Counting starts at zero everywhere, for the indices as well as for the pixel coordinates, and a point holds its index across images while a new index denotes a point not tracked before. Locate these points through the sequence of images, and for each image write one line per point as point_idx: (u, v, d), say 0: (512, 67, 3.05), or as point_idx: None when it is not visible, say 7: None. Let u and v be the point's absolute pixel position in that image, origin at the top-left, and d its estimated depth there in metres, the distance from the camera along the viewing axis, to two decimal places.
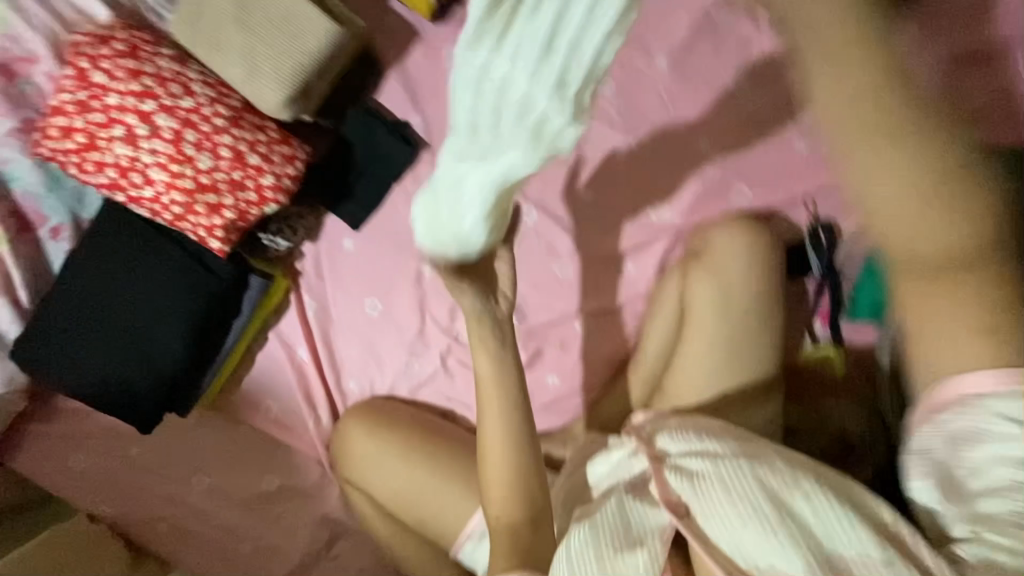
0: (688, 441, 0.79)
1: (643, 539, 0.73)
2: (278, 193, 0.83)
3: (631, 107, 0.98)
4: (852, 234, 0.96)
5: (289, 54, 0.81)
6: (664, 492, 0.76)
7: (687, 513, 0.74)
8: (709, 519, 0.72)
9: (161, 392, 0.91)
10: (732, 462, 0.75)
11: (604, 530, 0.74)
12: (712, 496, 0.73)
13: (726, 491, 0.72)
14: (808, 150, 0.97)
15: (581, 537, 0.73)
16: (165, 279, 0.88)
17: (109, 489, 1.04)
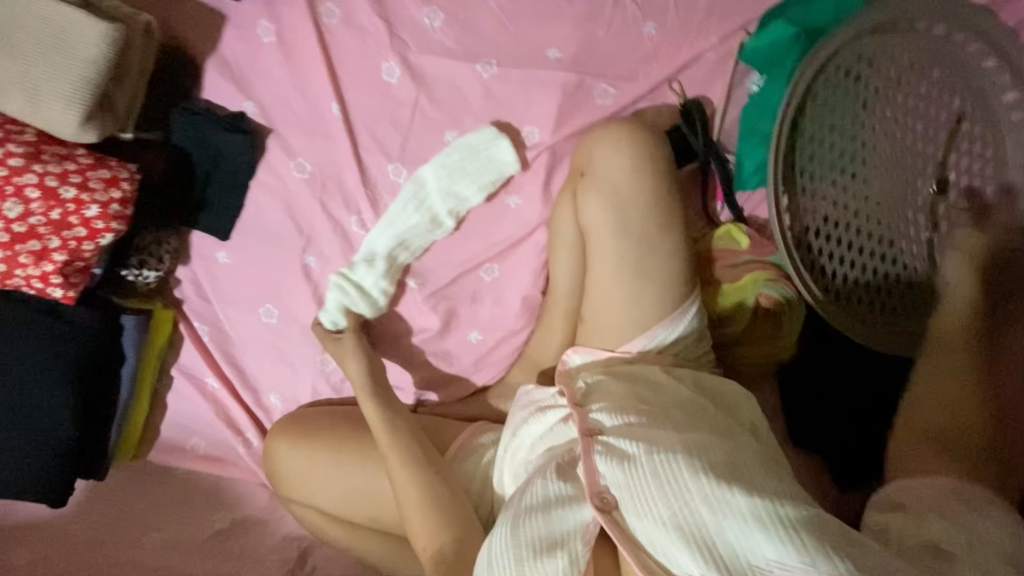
0: (622, 417, 0.77)
1: (564, 541, 0.71)
2: (110, 222, 0.77)
3: (469, 33, 0.92)
4: (721, 105, 0.94)
5: (70, 68, 0.74)
6: (593, 483, 0.73)
7: (615, 508, 0.72)
8: (638, 516, 0.70)
9: (57, 460, 0.85)
10: (664, 455, 0.72)
11: (524, 533, 0.72)
12: (641, 483, 0.71)
13: (660, 488, 0.70)
14: (660, 29, 0.92)
15: (503, 539, 0.74)
16: (22, 346, 0.82)
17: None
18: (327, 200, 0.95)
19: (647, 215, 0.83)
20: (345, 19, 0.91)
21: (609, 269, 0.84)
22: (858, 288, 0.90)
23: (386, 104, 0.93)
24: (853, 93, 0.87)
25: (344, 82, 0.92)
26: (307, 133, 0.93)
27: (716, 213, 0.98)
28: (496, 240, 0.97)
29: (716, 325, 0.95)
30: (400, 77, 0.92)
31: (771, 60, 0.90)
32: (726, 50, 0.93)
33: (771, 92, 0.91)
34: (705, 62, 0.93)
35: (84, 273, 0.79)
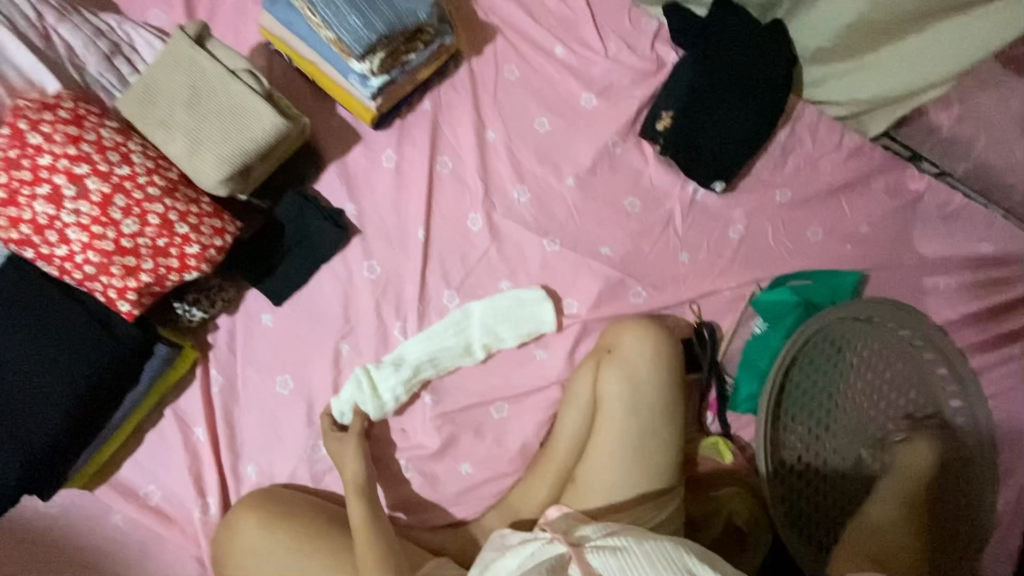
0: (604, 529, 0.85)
1: None
2: (200, 262, 0.86)
3: (546, 215, 1.12)
4: (728, 334, 1.11)
5: (234, 138, 0.88)
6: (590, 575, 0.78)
7: None
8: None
9: (23, 464, 0.83)
10: (651, 542, 0.81)
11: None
12: (637, 569, 0.78)
13: (651, 562, 0.78)
14: (692, 261, 1.14)
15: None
16: (57, 346, 0.84)
17: None
18: (381, 302, 1.05)
19: (655, 409, 0.95)
20: (454, 172, 1.11)
21: (611, 446, 0.94)
22: (814, 514, 1.02)
23: (461, 244, 1.09)
24: (835, 360, 1.07)
25: (434, 215, 1.09)
26: (389, 243, 1.07)
27: (706, 422, 1.08)
28: (513, 384, 1.06)
29: (690, 527, 1.01)
30: (481, 227, 1.10)
31: (775, 315, 1.09)
32: (741, 293, 1.13)
33: (771, 338, 1.09)
34: (723, 296, 1.12)
35: (154, 297, 0.85)
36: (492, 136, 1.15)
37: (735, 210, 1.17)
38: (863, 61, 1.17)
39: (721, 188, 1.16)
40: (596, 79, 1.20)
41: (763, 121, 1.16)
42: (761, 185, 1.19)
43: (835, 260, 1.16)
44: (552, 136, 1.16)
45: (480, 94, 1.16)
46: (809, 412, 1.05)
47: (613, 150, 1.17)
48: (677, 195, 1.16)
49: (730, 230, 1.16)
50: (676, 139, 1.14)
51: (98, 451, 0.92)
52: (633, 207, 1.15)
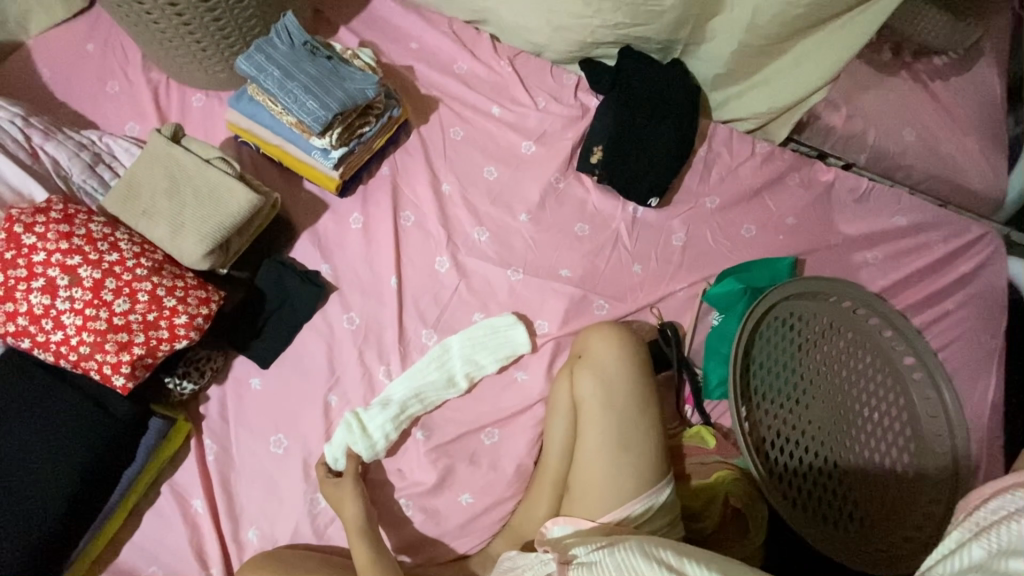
0: (593, 543, 0.87)
1: None
2: (189, 330, 0.92)
3: (506, 248, 1.23)
4: (690, 330, 1.20)
5: (212, 216, 0.97)
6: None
7: None
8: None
9: (19, 559, 0.83)
10: (620, 552, 0.80)
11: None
12: None
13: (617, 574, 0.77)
14: (645, 270, 1.24)
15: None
16: (50, 431, 0.87)
17: None
18: (364, 349, 1.11)
19: (633, 403, 1.00)
20: (417, 224, 1.22)
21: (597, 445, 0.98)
22: (800, 481, 1.08)
23: (433, 285, 1.18)
24: (791, 336, 1.15)
25: (404, 263, 1.19)
26: (365, 295, 1.15)
27: (687, 415, 1.15)
28: (500, 408, 1.11)
29: (690, 519, 1.05)
30: (449, 268, 1.19)
31: (726, 304, 1.19)
32: (694, 292, 1.23)
33: (728, 326, 1.18)
34: (678, 297, 1.22)
35: (147, 369, 0.90)
36: (448, 188, 1.27)
37: (674, 220, 1.30)
38: (756, 80, 1.35)
39: (657, 202, 1.29)
40: (532, 129, 1.35)
41: (682, 141, 1.31)
42: (693, 195, 1.33)
43: (771, 251, 1.29)
44: (500, 180, 1.29)
45: (431, 155, 1.30)
46: (777, 388, 1.13)
47: (557, 185, 1.30)
48: (621, 215, 1.29)
49: (673, 238, 1.28)
50: (610, 166, 1.28)
51: (96, 537, 0.93)
52: (583, 231, 1.26)
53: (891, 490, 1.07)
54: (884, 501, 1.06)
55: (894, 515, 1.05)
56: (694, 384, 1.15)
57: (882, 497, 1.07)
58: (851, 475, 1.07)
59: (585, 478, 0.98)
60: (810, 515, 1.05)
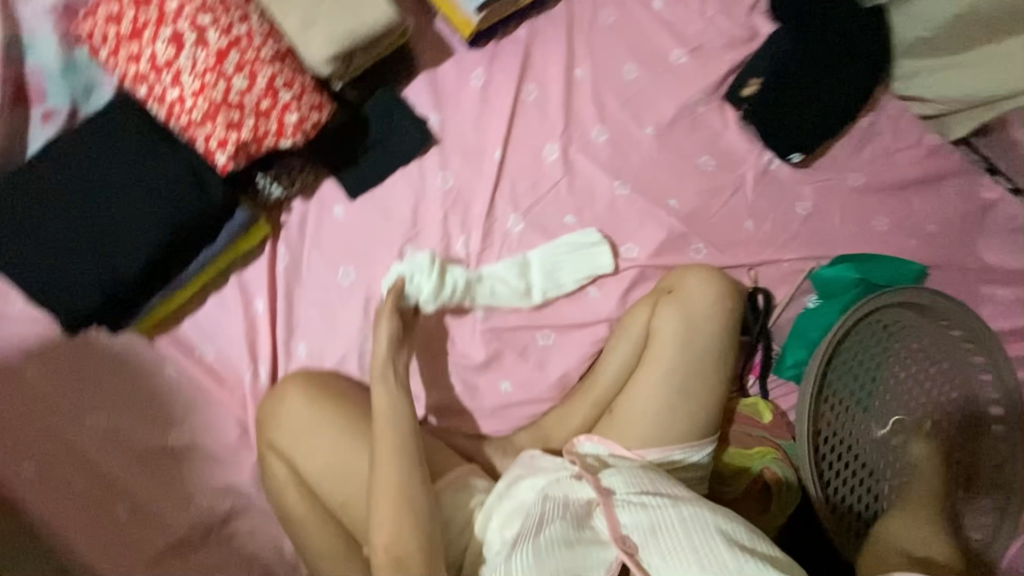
0: (636, 480, 0.85)
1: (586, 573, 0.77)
2: (296, 132, 0.88)
3: (621, 157, 1.14)
4: (783, 303, 1.11)
5: (347, 20, 0.90)
6: (615, 529, 0.79)
7: (636, 554, 0.77)
8: (659, 558, 0.76)
9: (92, 295, 0.86)
10: (691, 509, 0.81)
11: (553, 563, 0.76)
12: (671, 533, 0.78)
13: (686, 531, 0.78)
14: (757, 228, 1.14)
15: (526, 562, 0.77)
16: (147, 187, 0.87)
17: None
18: (450, 213, 1.07)
19: (707, 352, 0.97)
20: (538, 102, 1.13)
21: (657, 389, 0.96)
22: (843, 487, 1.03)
23: (535, 172, 1.11)
24: (884, 343, 1.06)
25: (512, 138, 1.11)
26: (465, 158, 1.09)
27: (748, 385, 1.10)
28: (565, 315, 1.07)
29: (718, 481, 1.03)
30: (556, 158, 1.12)
31: (831, 290, 1.11)
32: (800, 267, 1.13)
33: (825, 312, 1.09)
34: (781, 266, 1.13)
35: (249, 157, 0.88)
36: (580, 74, 1.16)
37: (806, 186, 1.17)
38: (966, 57, 1.15)
39: (798, 159, 1.16)
40: (690, 38, 1.20)
41: (847, 102, 1.16)
42: (837, 166, 1.19)
43: (899, 252, 1.16)
44: (638, 84, 1.17)
45: (574, 32, 1.17)
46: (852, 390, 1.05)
47: (696, 108, 1.17)
48: (752, 163, 1.17)
49: (798, 204, 1.16)
50: (761, 106, 1.15)
51: (162, 302, 0.96)
52: (706, 166, 1.15)
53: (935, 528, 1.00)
54: None
55: None
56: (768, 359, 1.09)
57: None
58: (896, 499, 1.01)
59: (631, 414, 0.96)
60: (836, 517, 1.02)
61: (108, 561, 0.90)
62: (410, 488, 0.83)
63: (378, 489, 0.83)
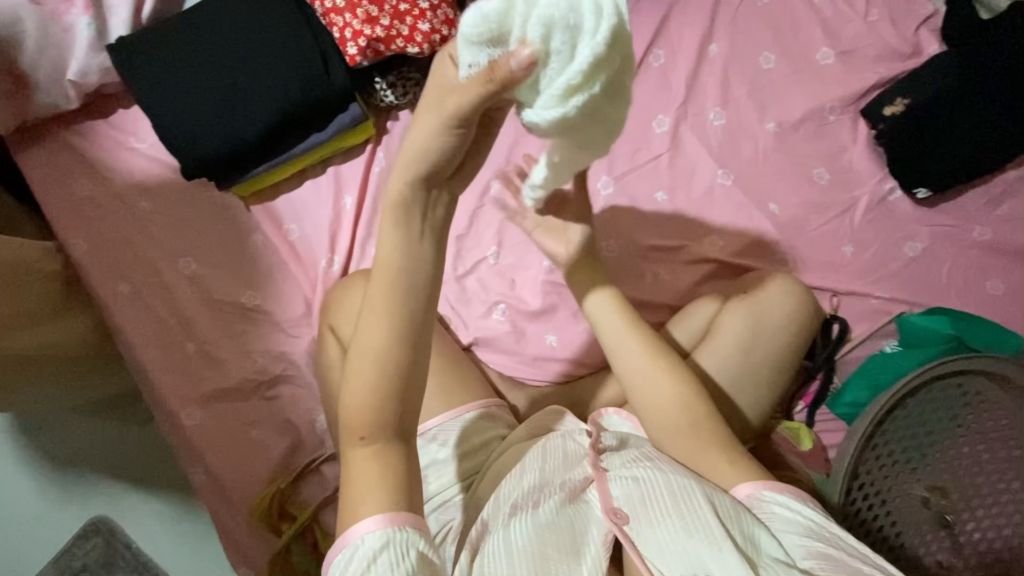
0: (632, 457, 0.82)
1: (585, 543, 0.74)
2: (423, 41, 0.90)
3: (732, 147, 1.09)
4: (857, 339, 1.05)
5: None
6: (608, 502, 0.76)
7: (626, 524, 0.74)
8: (647, 527, 0.73)
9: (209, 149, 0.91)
10: (677, 478, 0.76)
11: (550, 531, 0.73)
12: (660, 506, 0.74)
13: (675, 502, 0.74)
14: (854, 256, 1.07)
15: (523, 529, 0.74)
16: (280, 61, 0.92)
17: (102, 233, 1.03)
18: None
19: (764, 364, 0.94)
20: (662, 71, 1.10)
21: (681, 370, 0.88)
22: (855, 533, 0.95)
23: (640, 139, 1.09)
24: (958, 413, 0.97)
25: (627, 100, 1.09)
26: None
27: (793, 410, 1.05)
28: (629, 288, 1.06)
29: None
30: (665, 131, 1.09)
31: (916, 339, 1.03)
32: (887, 308, 1.06)
33: (902, 359, 1.02)
34: (866, 301, 1.07)
35: (375, 56, 0.91)
36: (714, 51, 1.11)
37: (922, 227, 1.08)
38: None
39: (922, 195, 1.07)
40: (844, 39, 1.12)
41: (1002, 147, 1.05)
42: (963, 215, 1.09)
43: (1008, 324, 1.05)
44: (772, 75, 1.11)
45: (720, 8, 1.13)
46: (905, 444, 0.97)
47: (827, 115, 1.10)
48: (871, 187, 1.09)
49: (907, 243, 1.08)
50: (900, 128, 1.06)
51: (264, 175, 1.02)
52: (819, 179, 1.09)
53: None
54: None
55: None
56: (824, 392, 1.04)
57: None
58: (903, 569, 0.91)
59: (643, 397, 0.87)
60: None
61: (172, 386, 1.00)
62: (402, 372, 0.63)
63: (357, 370, 0.64)
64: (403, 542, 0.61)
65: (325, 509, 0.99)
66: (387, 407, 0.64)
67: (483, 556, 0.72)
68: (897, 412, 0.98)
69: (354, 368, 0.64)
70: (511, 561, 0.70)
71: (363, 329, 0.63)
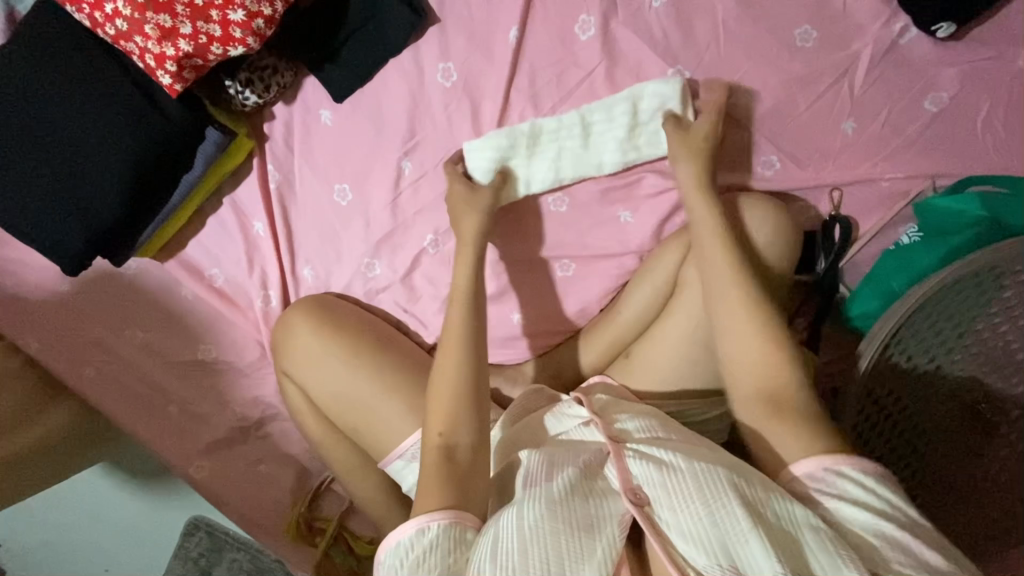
0: (648, 425, 0.76)
1: (598, 524, 0.66)
2: (246, 35, 0.71)
3: (683, 33, 0.84)
4: (865, 237, 0.90)
5: None
6: (626, 480, 0.69)
7: (648, 506, 0.67)
8: (671, 513, 0.65)
9: (74, 242, 0.81)
10: (704, 463, 0.67)
11: (563, 509, 0.67)
12: (681, 491, 0.66)
13: (698, 488, 0.65)
14: (858, 134, 0.86)
15: (536, 509, 0.67)
16: (106, 119, 0.77)
17: (44, 326, 1.00)
18: (454, 117, 0.88)
19: None
20: None
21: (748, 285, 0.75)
22: (884, 448, 0.87)
23: (563, 56, 0.85)
24: (972, 295, 0.82)
25: (534, 7, 0.84)
26: (471, 42, 0.86)
27: (796, 329, 0.93)
28: (588, 242, 0.93)
29: None
30: (591, 37, 0.84)
31: (937, 227, 0.85)
32: (904, 188, 0.88)
33: (921, 254, 0.85)
34: (878, 186, 0.88)
35: (197, 73, 0.73)
36: None
37: (948, 70, 0.83)
38: None
39: (945, 32, 0.80)
40: None
41: None
42: (1005, 36, 0.82)
43: None
44: None
45: None
46: (908, 334, 0.83)
47: None
48: (875, 33, 0.82)
49: (928, 97, 0.84)
50: None
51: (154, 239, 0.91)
52: (804, 42, 0.83)
53: (964, 482, 0.86)
54: (949, 493, 0.87)
55: (955, 506, 0.87)
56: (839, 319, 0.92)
57: (950, 486, 0.86)
58: (931, 458, 0.86)
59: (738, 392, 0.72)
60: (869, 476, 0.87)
61: (170, 448, 1.02)
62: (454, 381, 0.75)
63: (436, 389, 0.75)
64: (438, 545, 0.65)
65: (350, 516, 1.04)
66: (450, 410, 0.74)
67: (494, 533, 0.66)
68: (913, 319, 0.83)
69: (434, 398, 0.75)
70: (524, 539, 0.64)
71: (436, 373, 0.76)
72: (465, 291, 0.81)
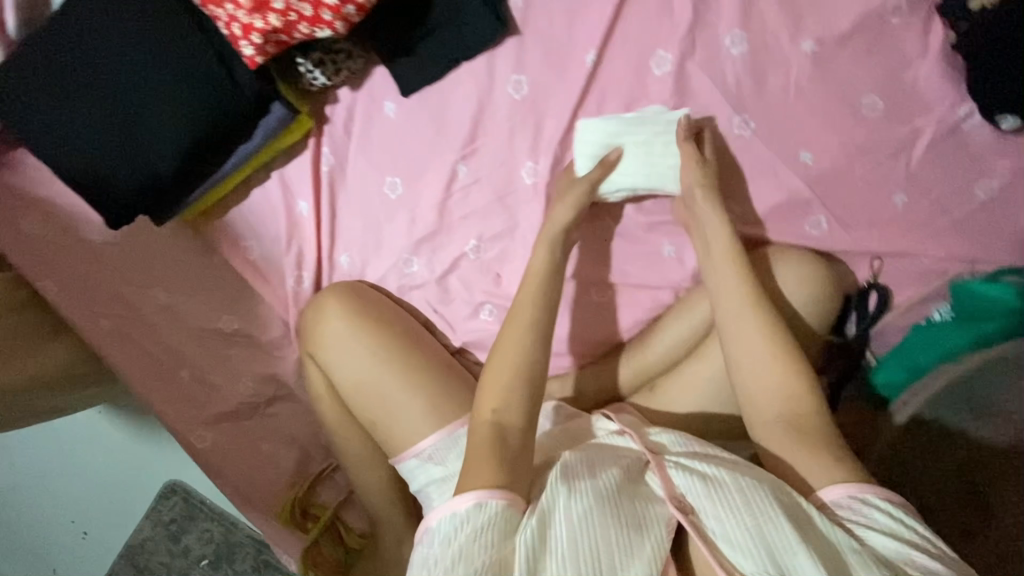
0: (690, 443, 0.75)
1: (647, 524, 0.65)
2: (335, 19, 0.73)
3: (755, 84, 0.85)
4: (898, 310, 0.91)
5: None
6: (670, 487, 0.69)
7: (693, 514, 0.66)
8: (718, 524, 0.64)
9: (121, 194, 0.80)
10: (746, 475, 0.67)
11: (611, 505, 0.66)
12: (727, 503, 0.65)
13: (744, 502, 0.64)
14: (907, 208, 0.88)
15: (584, 501, 0.66)
16: (177, 78, 0.76)
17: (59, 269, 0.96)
18: (517, 130, 0.89)
19: None
20: None
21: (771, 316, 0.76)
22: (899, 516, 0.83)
23: (634, 87, 0.86)
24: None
25: (614, 35, 0.85)
26: (547, 59, 0.86)
27: None
28: (628, 272, 0.93)
29: None
30: (665, 73, 0.85)
31: (972, 311, 0.86)
32: (943, 268, 0.89)
33: (950, 333, 0.87)
34: (918, 262, 0.90)
35: (279, 48, 0.75)
36: None
37: (1004, 160, 0.85)
38: None
39: (1010, 124, 0.82)
40: None
41: None
42: None
43: None
44: None
45: None
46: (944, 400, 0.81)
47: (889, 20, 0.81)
48: (939, 114, 0.84)
49: (980, 184, 0.86)
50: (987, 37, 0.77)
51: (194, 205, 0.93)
52: (870, 111, 0.84)
53: None
54: None
55: None
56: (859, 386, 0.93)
57: None
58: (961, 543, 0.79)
59: (762, 429, 0.73)
60: None
61: (176, 413, 1.00)
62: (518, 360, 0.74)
63: (499, 360, 0.75)
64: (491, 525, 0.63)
65: (345, 505, 1.03)
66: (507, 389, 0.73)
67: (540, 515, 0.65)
68: (962, 393, 0.80)
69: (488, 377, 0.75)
70: (575, 525, 0.63)
71: (504, 345, 0.76)
72: (544, 274, 0.80)
